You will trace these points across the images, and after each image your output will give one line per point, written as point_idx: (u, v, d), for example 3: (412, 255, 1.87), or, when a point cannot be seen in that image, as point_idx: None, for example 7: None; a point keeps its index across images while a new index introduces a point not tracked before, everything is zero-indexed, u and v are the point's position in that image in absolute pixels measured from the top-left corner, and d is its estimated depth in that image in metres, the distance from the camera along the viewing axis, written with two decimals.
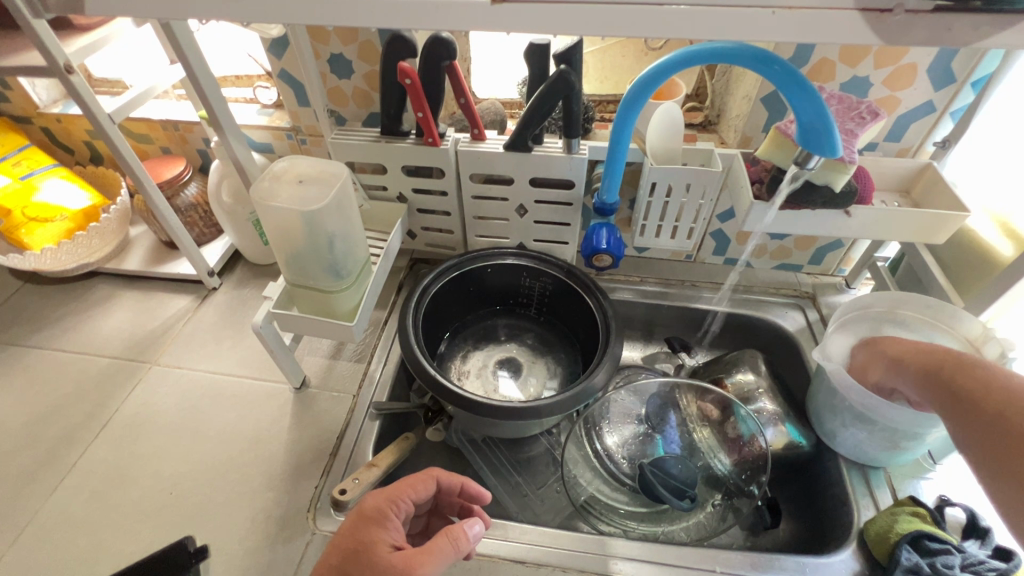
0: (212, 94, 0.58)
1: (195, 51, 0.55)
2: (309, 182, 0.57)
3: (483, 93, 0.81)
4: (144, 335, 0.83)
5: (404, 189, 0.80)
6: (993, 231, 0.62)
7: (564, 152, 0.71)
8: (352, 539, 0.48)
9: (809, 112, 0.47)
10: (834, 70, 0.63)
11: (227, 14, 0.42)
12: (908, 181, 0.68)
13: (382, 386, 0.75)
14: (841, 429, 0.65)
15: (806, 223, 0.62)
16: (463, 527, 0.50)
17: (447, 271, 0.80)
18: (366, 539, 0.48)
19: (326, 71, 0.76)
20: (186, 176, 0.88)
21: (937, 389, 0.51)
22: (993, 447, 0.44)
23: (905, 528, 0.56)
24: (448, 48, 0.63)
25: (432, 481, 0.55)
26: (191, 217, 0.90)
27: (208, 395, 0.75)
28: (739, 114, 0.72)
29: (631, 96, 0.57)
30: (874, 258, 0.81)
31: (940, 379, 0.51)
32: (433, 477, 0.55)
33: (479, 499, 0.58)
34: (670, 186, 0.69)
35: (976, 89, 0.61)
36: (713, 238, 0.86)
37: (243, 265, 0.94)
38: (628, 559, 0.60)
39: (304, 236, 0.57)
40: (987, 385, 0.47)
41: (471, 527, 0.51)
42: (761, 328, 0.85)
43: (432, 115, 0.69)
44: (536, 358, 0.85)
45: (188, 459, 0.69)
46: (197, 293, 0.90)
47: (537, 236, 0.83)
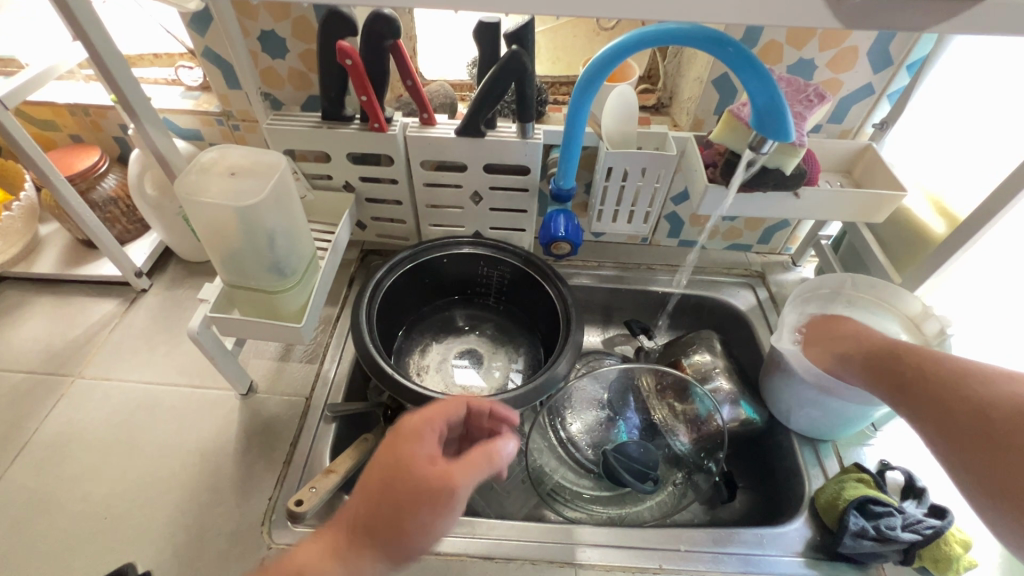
0: (120, 75, 0.52)
1: (98, 29, 0.48)
2: (242, 174, 0.52)
3: (430, 75, 0.77)
4: (63, 345, 0.75)
5: (351, 178, 0.75)
6: (927, 209, 0.65)
7: (519, 137, 0.68)
8: (389, 457, 0.43)
9: (764, 95, 0.47)
10: (781, 52, 0.64)
11: None
12: (849, 162, 0.70)
13: (337, 387, 0.72)
14: (793, 405, 0.67)
15: (758, 204, 0.63)
16: (498, 444, 0.46)
17: (401, 263, 0.77)
18: (401, 453, 0.43)
19: (257, 49, 0.70)
20: (102, 166, 0.80)
21: (881, 372, 0.55)
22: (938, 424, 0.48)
23: (852, 495, 0.59)
24: (391, 25, 0.59)
25: (463, 404, 0.53)
26: (111, 212, 0.82)
27: (143, 407, 0.69)
28: (691, 97, 0.71)
29: (586, 80, 0.55)
30: (819, 237, 0.84)
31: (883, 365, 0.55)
32: (462, 401, 0.53)
33: (508, 421, 0.56)
34: (627, 170, 0.68)
35: (911, 72, 0.64)
36: (667, 220, 0.87)
37: (176, 263, 0.86)
38: (595, 546, 0.60)
39: (241, 234, 0.52)
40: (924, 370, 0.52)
41: (504, 446, 0.47)
42: (714, 308, 0.87)
43: (377, 98, 0.65)
44: (497, 349, 0.84)
45: (123, 478, 0.63)
46: (123, 295, 0.82)
47: (493, 224, 0.80)
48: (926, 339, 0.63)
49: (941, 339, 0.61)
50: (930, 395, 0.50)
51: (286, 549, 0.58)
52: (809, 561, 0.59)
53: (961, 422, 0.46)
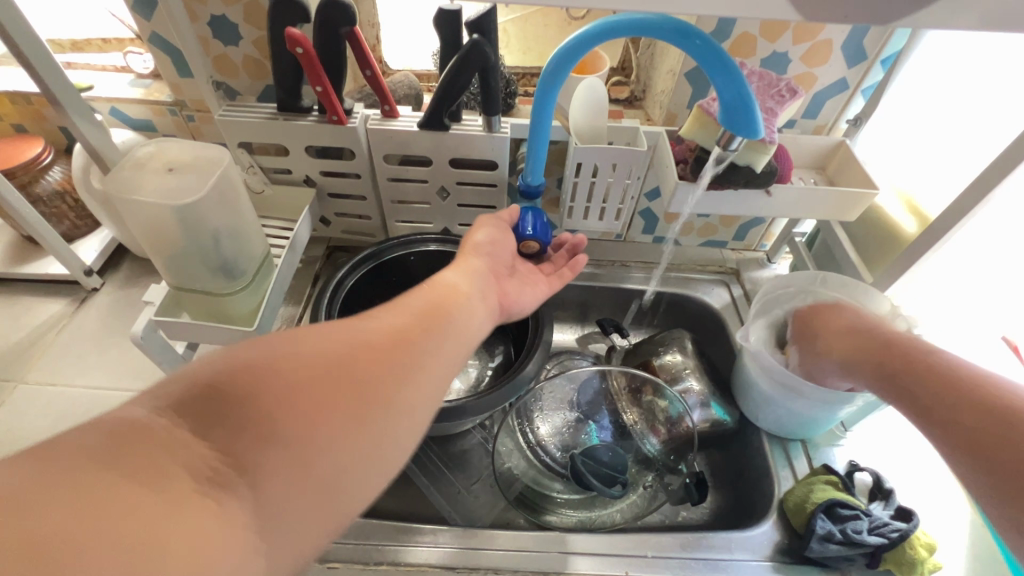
0: (44, 70, 0.55)
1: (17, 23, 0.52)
2: (181, 170, 0.48)
3: (395, 65, 0.74)
4: (7, 348, 0.71)
5: (311, 172, 0.72)
6: (899, 207, 0.64)
7: (485, 130, 0.65)
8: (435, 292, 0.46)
9: (731, 91, 0.45)
10: (754, 45, 0.62)
11: None
12: (823, 158, 0.69)
13: None
14: (762, 405, 0.66)
15: (730, 202, 0.62)
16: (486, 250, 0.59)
17: (365, 261, 0.74)
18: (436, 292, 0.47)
19: (208, 35, 0.66)
20: (46, 158, 0.75)
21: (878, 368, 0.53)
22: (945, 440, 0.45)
23: (819, 498, 0.59)
24: (345, 12, 0.55)
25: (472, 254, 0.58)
26: (58, 207, 0.77)
27: (91, 413, 0.66)
28: (664, 90, 0.69)
29: (550, 72, 0.53)
30: (793, 234, 0.83)
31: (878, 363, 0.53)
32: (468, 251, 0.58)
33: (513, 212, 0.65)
34: (596, 166, 0.66)
35: (886, 67, 0.62)
36: (642, 216, 0.85)
37: (130, 260, 0.82)
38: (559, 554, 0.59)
39: (183, 234, 0.49)
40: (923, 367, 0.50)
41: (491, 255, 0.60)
42: (689, 305, 0.86)
43: (334, 89, 0.62)
44: (467, 348, 0.83)
45: None
46: (73, 295, 0.78)
47: (462, 220, 0.78)
48: None
49: None
50: (926, 386, 0.48)
51: None
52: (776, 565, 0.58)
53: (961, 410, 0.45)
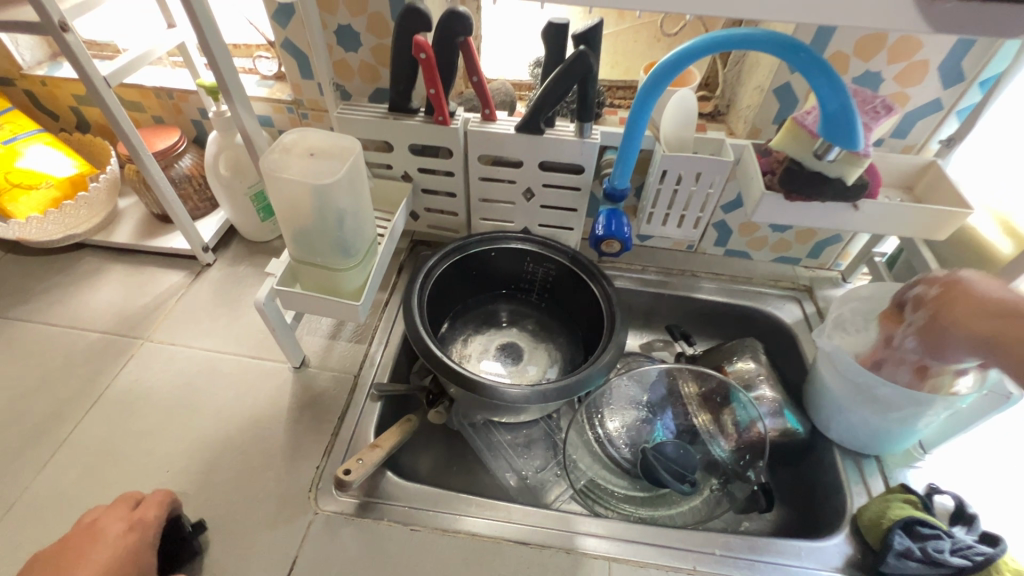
0: (217, 49, 0.55)
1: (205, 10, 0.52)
2: (321, 156, 0.55)
3: (491, 75, 0.80)
4: (135, 310, 0.81)
5: (410, 168, 0.78)
6: (993, 228, 0.63)
7: (576, 136, 0.70)
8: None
9: (834, 102, 0.47)
10: (847, 63, 0.64)
11: None
12: (911, 178, 0.69)
13: (384, 367, 0.74)
14: (836, 415, 0.67)
15: (815, 214, 0.63)
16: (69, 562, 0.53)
17: (452, 253, 0.79)
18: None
19: (333, 42, 0.74)
20: (179, 147, 0.84)
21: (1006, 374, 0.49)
22: None
23: (897, 515, 0.58)
24: (464, 23, 0.62)
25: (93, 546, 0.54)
26: (185, 189, 0.87)
27: (203, 372, 0.74)
28: (751, 105, 0.72)
29: (654, 80, 0.56)
30: (873, 254, 0.82)
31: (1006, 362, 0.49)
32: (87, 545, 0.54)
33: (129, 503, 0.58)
34: (681, 174, 0.69)
35: (983, 89, 0.63)
36: (716, 228, 0.87)
37: (238, 241, 0.91)
38: (624, 541, 0.60)
39: (314, 213, 0.55)
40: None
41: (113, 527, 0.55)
42: (758, 319, 0.86)
43: (444, 92, 0.68)
44: (537, 344, 0.85)
45: (184, 436, 0.67)
46: (190, 268, 0.87)
47: (543, 221, 0.82)
48: None
49: None
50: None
51: (331, 515, 0.61)
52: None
53: None
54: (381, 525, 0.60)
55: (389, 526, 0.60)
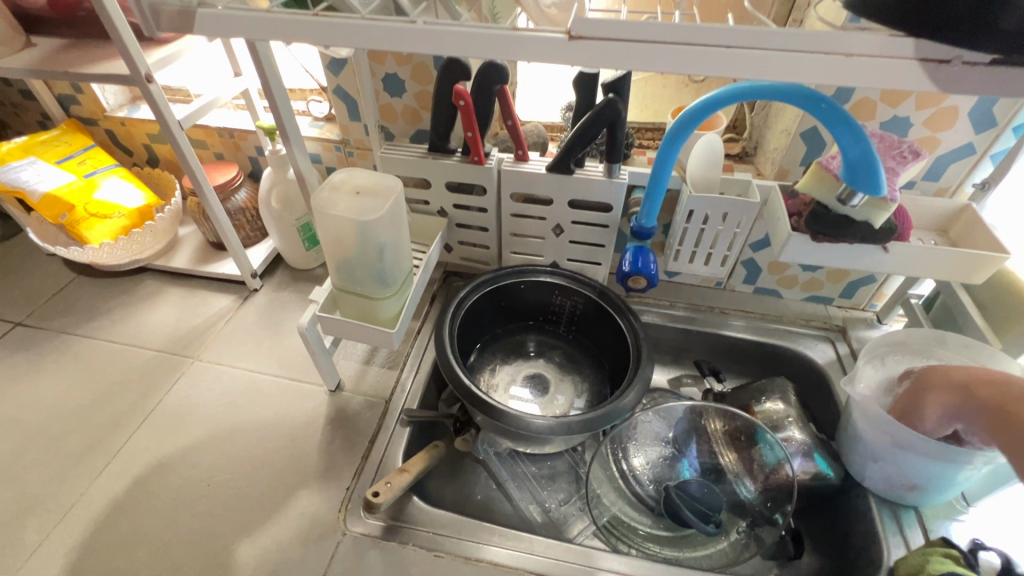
0: (280, 98, 0.61)
1: (271, 64, 0.57)
2: (365, 194, 0.59)
3: (526, 117, 0.84)
4: (187, 330, 0.87)
5: (446, 204, 0.82)
6: None
7: (605, 176, 0.73)
8: None
9: (855, 149, 0.48)
10: (874, 109, 0.65)
11: (299, 39, 0.44)
12: (945, 221, 0.69)
13: (413, 393, 0.77)
14: (870, 462, 0.65)
15: (843, 256, 0.63)
16: None
17: (482, 285, 0.82)
18: None
19: (380, 88, 0.80)
20: (236, 181, 0.92)
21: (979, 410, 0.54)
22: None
23: (937, 569, 0.55)
24: (501, 73, 0.67)
25: None
26: (239, 220, 0.94)
27: (246, 391, 0.78)
28: (778, 147, 0.73)
29: (678, 126, 0.59)
30: (908, 295, 0.81)
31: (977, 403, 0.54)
32: None
33: None
34: (707, 214, 0.70)
35: (1017, 134, 0.63)
36: (744, 266, 0.88)
37: (283, 269, 0.97)
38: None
39: (356, 245, 0.59)
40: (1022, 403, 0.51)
41: None
42: (789, 358, 0.85)
43: (480, 134, 0.73)
44: (562, 376, 0.86)
45: (224, 452, 0.71)
46: (238, 293, 0.93)
47: (571, 255, 0.84)
48: None
49: None
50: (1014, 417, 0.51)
51: (358, 537, 0.63)
52: None
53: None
54: (405, 550, 0.62)
55: (413, 551, 0.62)
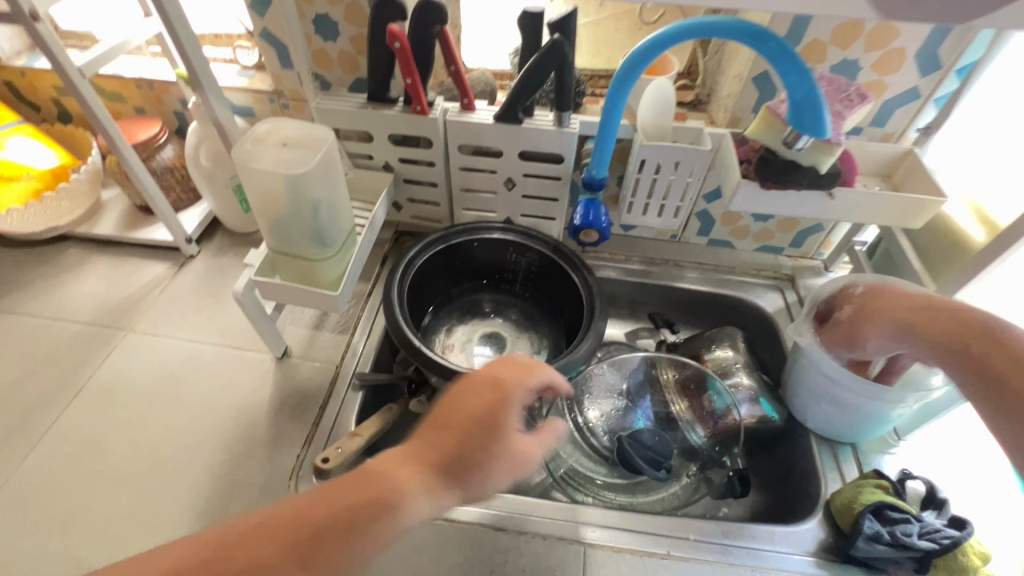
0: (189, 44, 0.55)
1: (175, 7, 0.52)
2: (293, 146, 0.55)
3: (472, 64, 0.79)
4: (119, 301, 0.81)
5: (391, 159, 0.78)
6: (967, 217, 0.63)
7: (555, 126, 0.69)
8: None
9: (801, 90, 0.46)
10: (824, 52, 0.64)
11: None
12: (889, 166, 0.69)
13: (365, 357, 0.75)
14: (813, 404, 0.68)
15: (791, 203, 0.63)
16: None
17: (432, 244, 0.79)
18: None
19: (311, 31, 0.73)
20: (162, 138, 0.84)
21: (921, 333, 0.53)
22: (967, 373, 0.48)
23: (869, 500, 0.59)
24: (439, 13, 0.62)
25: None
26: (168, 180, 0.87)
27: (186, 362, 0.74)
28: (730, 94, 0.72)
29: (624, 70, 0.56)
30: (853, 243, 0.83)
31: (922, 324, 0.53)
32: None
33: None
34: (659, 164, 0.68)
35: (960, 77, 0.63)
36: (698, 218, 0.88)
37: (223, 233, 0.92)
38: (599, 527, 0.61)
39: (288, 202, 0.55)
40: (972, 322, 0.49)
41: None
42: (740, 308, 0.87)
43: (421, 82, 0.68)
44: (520, 334, 0.86)
45: (166, 425, 0.68)
46: (174, 260, 0.87)
47: (525, 210, 0.82)
48: None
49: None
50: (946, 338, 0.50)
51: None
52: (819, 561, 0.59)
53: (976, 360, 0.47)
54: None
55: None
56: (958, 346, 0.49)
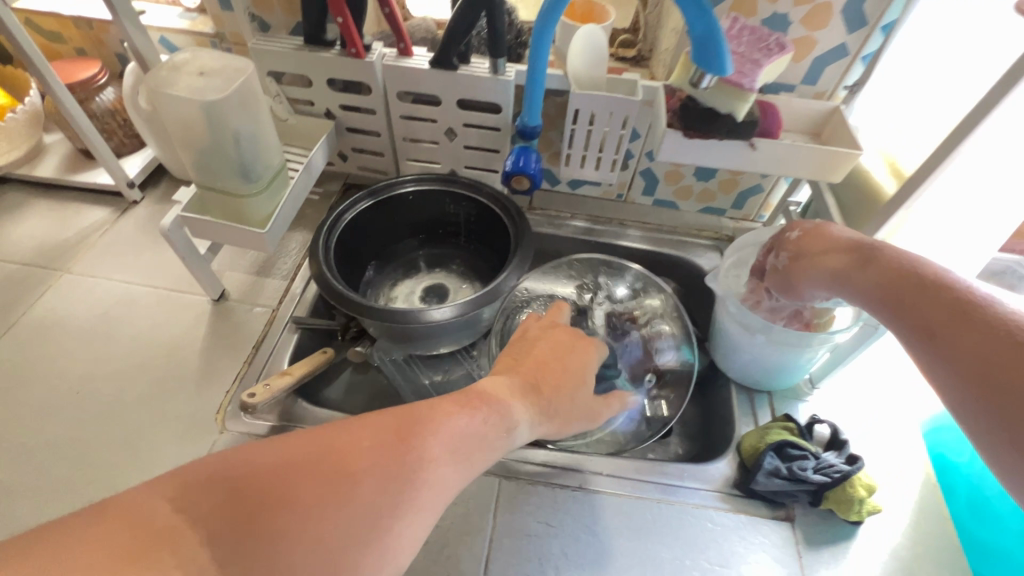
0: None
1: None
2: (211, 75, 0.54)
3: (416, 12, 0.79)
4: (56, 243, 0.81)
5: (331, 105, 0.77)
6: (883, 170, 0.65)
7: (491, 73, 0.70)
8: None
9: (700, 25, 0.47)
10: (755, 5, 0.65)
11: None
12: (818, 123, 0.71)
13: (304, 302, 0.76)
14: (731, 352, 0.70)
15: (715, 153, 0.64)
16: None
17: (370, 193, 0.78)
18: None
19: None
20: (101, 79, 0.83)
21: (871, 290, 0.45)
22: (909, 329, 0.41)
23: (772, 439, 0.62)
24: None
25: None
26: (108, 124, 0.86)
27: (121, 303, 0.74)
28: (668, 48, 0.72)
29: (546, 10, 0.56)
30: (788, 204, 0.85)
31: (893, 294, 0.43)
32: None
33: None
34: (593, 113, 0.69)
35: (885, 34, 0.64)
36: (642, 176, 0.89)
37: (168, 181, 0.91)
38: (589, 472, 0.63)
39: (208, 134, 0.55)
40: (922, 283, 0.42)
41: None
42: (679, 266, 0.89)
43: (354, 23, 0.67)
44: (462, 286, 0.87)
45: (96, 362, 0.68)
46: (116, 205, 0.86)
47: (468, 162, 0.82)
48: None
49: None
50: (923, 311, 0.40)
51: (238, 435, 0.63)
52: (725, 496, 0.62)
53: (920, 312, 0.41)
54: None
55: None
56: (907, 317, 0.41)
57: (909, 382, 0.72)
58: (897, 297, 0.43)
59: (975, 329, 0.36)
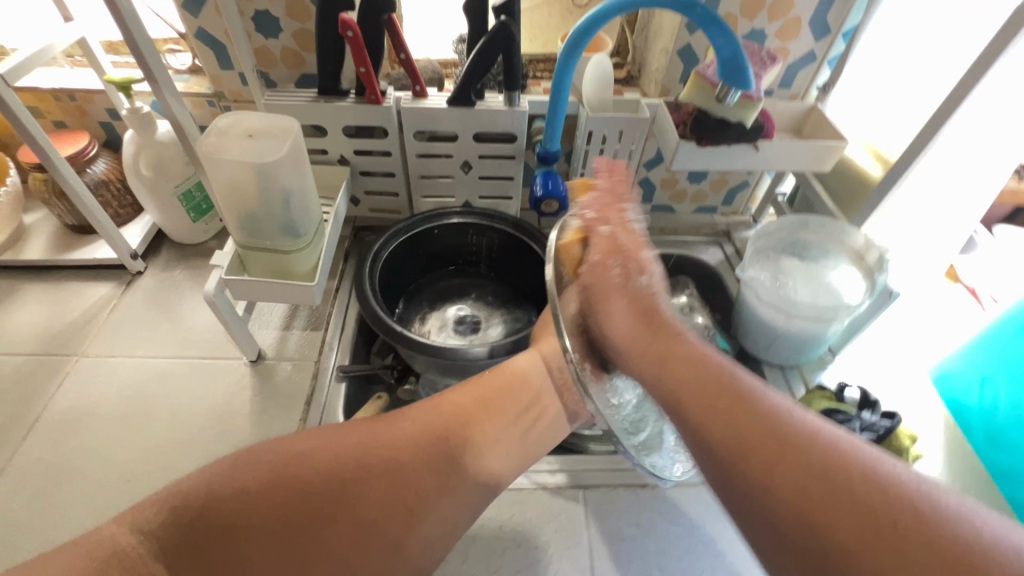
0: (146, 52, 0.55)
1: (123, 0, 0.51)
2: (258, 136, 0.55)
3: (417, 54, 0.82)
4: (62, 327, 0.76)
5: (346, 151, 0.78)
6: (867, 157, 0.74)
7: (506, 106, 0.73)
8: None
9: (727, 48, 0.53)
10: (736, 23, 0.72)
11: None
12: (799, 121, 0.79)
13: (344, 349, 0.75)
14: (758, 335, 0.76)
15: (726, 157, 0.70)
16: None
17: (397, 235, 0.80)
18: None
19: (251, 29, 0.71)
20: (91, 151, 0.80)
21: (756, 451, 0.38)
22: (764, 457, 0.38)
23: (818, 407, 0.68)
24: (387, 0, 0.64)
25: None
26: (103, 195, 0.82)
27: (152, 378, 0.71)
28: (659, 67, 0.78)
29: (568, 50, 0.61)
30: (775, 195, 0.93)
31: (757, 442, 0.39)
32: None
33: None
34: (606, 134, 0.74)
35: (847, 39, 0.74)
36: (641, 185, 0.95)
37: (170, 246, 0.88)
38: None
39: (256, 193, 0.56)
40: (788, 432, 0.38)
41: None
42: (687, 264, 0.95)
43: (373, 71, 0.69)
44: (491, 312, 0.88)
45: (141, 444, 0.65)
46: (120, 279, 0.82)
47: (483, 192, 0.85)
48: (869, 267, 0.70)
49: (880, 264, 0.68)
50: (788, 463, 0.37)
51: None
52: None
53: (784, 457, 0.37)
54: None
55: None
56: (769, 464, 0.37)
57: (909, 338, 0.81)
58: (712, 418, 0.41)
59: (854, 511, 0.33)
